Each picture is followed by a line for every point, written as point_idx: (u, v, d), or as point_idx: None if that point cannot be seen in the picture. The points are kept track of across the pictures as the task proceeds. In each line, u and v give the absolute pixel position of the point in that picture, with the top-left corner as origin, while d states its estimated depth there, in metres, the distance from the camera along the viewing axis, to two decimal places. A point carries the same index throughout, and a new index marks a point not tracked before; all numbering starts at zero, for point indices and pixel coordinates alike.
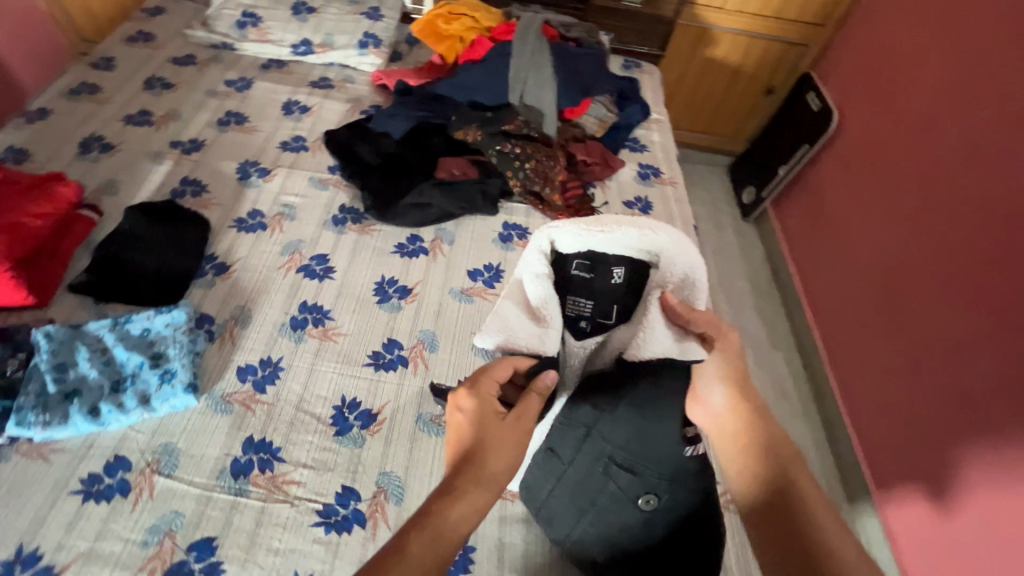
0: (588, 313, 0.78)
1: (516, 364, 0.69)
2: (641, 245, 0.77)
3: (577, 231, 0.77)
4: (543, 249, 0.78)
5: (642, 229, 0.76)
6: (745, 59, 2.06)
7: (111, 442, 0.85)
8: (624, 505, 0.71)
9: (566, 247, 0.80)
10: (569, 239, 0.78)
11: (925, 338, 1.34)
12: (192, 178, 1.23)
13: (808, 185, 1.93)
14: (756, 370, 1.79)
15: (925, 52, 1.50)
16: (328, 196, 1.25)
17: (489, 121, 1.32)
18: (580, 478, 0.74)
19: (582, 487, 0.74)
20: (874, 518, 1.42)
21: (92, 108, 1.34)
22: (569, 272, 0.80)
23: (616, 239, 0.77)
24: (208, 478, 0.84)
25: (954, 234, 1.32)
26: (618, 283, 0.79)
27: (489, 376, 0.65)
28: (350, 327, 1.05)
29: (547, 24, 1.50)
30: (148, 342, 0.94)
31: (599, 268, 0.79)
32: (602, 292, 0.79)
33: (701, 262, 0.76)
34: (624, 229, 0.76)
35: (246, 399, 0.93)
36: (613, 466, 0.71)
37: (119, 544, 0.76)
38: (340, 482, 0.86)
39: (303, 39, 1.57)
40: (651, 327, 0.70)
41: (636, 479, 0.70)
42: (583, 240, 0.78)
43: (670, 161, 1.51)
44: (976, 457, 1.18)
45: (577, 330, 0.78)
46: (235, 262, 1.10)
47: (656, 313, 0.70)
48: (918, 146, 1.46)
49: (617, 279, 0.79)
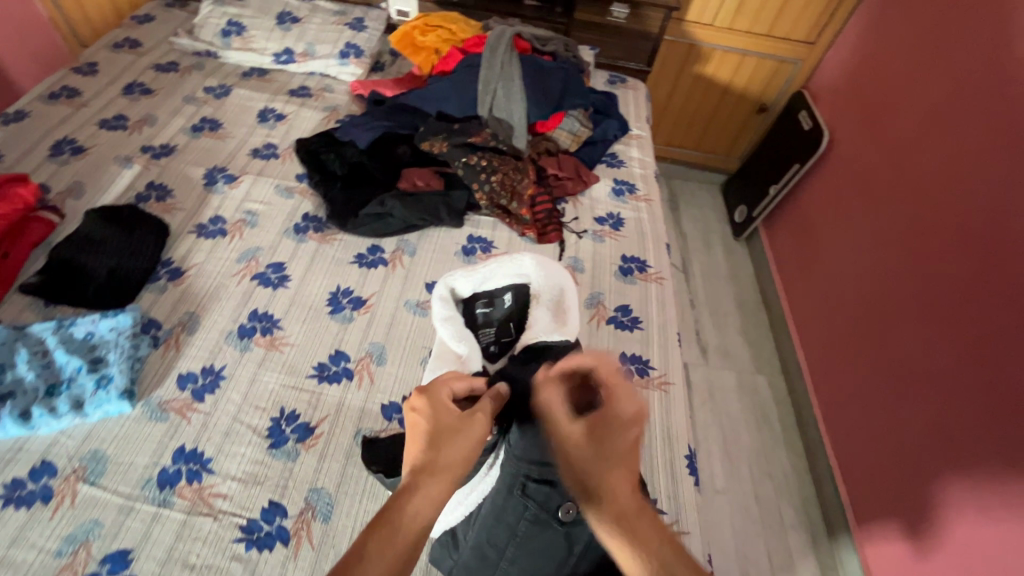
0: (493, 337, 0.84)
1: (473, 383, 0.63)
2: (519, 270, 0.85)
3: (469, 273, 0.83)
4: (443, 296, 0.82)
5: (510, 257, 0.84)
6: (735, 77, 2.04)
7: (40, 447, 0.85)
8: (546, 528, 0.66)
9: (463, 291, 0.84)
10: (463, 283, 0.83)
11: (907, 368, 1.29)
12: (159, 183, 1.24)
13: (798, 205, 1.89)
14: (738, 393, 1.74)
15: (916, 73, 1.46)
16: (292, 204, 1.25)
17: (455, 133, 1.33)
18: (500, 505, 0.67)
19: (499, 521, 0.67)
20: (853, 555, 1.36)
21: (69, 112, 1.36)
22: (471, 312, 0.85)
23: (496, 271, 0.85)
24: (133, 488, 0.82)
25: (937, 261, 1.27)
26: (510, 306, 0.86)
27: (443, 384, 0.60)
28: (299, 338, 1.03)
29: (518, 37, 1.47)
30: (89, 346, 0.94)
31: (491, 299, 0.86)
32: (500, 318, 0.85)
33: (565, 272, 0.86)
34: (497, 262, 0.84)
35: (182, 408, 0.91)
36: (529, 488, 0.66)
37: (33, 553, 0.75)
38: (268, 497, 0.83)
39: (285, 49, 1.59)
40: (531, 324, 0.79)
41: (553, 491, 0.66)
42: (469, 279, 0.84)
43: (647, 178, 1.48)
44: (956, 496, 1.12)
45: (490, 355, 0.83)
46: (190, 268, 1.10)
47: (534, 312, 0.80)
48: (906, 169, 1.42)
49: (508, 303, 0.85)
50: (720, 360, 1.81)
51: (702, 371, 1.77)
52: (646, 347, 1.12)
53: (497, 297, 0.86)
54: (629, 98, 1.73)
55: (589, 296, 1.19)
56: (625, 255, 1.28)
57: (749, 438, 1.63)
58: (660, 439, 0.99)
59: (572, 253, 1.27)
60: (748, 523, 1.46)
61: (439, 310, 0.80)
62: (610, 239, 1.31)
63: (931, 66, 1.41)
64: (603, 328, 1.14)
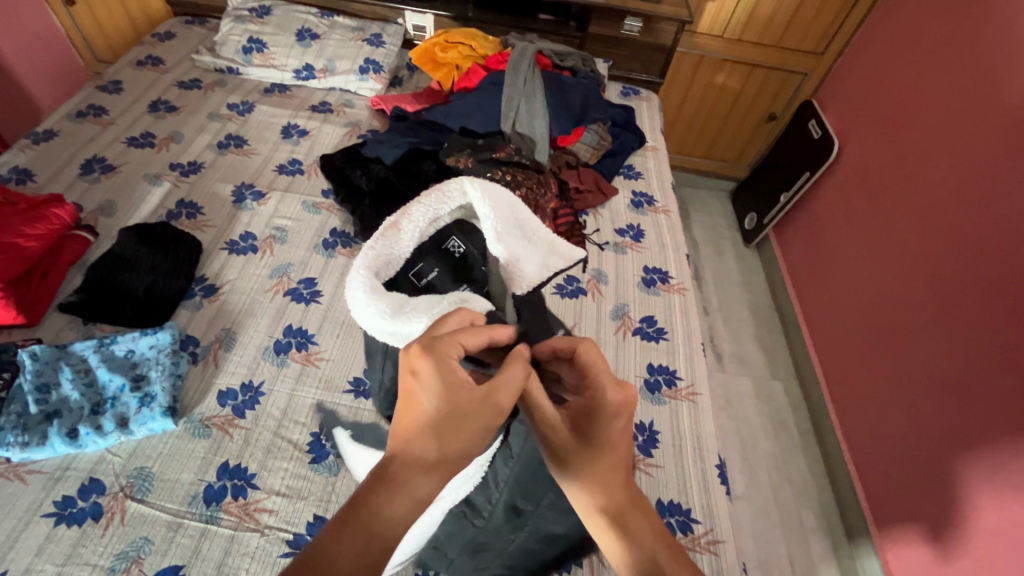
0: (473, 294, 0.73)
1: (492, 336, 0.52)
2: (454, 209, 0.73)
3: (397, 236, 0.68)
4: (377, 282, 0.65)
5: (435, 197, 0.71)
6: (745, 87, 2.07)
7: (87, 464, 0.86)
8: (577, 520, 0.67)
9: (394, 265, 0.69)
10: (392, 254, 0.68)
11: (923, 375, 1.31)
12: (189, 201, 1.26)
13: (809, 212, 1.91)
14: (754, 400, 1.75)
15: (924, 83, 1.49)
16: (320, 220, 1.27)
17: (481, 149, 1.35)
18: (517, 487, 0.67)
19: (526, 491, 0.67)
20: (874, 560, 1.37)
21: (97, 130, 1.39)
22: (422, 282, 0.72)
23: (426, 220, 0.71)
24: (180, 504, 0.83)
25: (951, 268, 1.29)
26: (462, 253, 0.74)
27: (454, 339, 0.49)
28: (333, 353, 1.05)
29: (540, 53, 1.53)
30: (131, 363, 0.95)
31: (431, 257, 0.73)
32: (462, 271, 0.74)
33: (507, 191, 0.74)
34: (423, 208, 0.71)
35: (224, 423, 0.93)
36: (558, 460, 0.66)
37: (87, 570, 0.76)
38: (312, 512, 0.85)
39: (306, 65, 1.62)
40: (516, 260, 0.71)
41: None
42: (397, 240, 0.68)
43: (664, 189, 1.51)
44: (982, 501, 1.13)
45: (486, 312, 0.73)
46: (224, 284, 1.12)
47: (517, 246, 0.71)
48: (917, 177, 1.44)
49: (459, 250, 0.74)
50: (735, 367, 1.83)
51: (717, 378, 1.79)
52: (672, 358, 1.14)
53: (438, 249, 0.73)
54: (643, 110, 1.77)
55: (614, 308, 1.21)
56: (647, 266, 1.30)
57: (766, 444, 1.65)
58: (691, 448, 1.00)
59: (595, 265, 1.29)
60: (768, 528, 1.48)
61: (384, 303, 0.63)
62: (631, 250, 1.33)
63: (940, 76, 1.44)
64: (629, 339, 1.16)
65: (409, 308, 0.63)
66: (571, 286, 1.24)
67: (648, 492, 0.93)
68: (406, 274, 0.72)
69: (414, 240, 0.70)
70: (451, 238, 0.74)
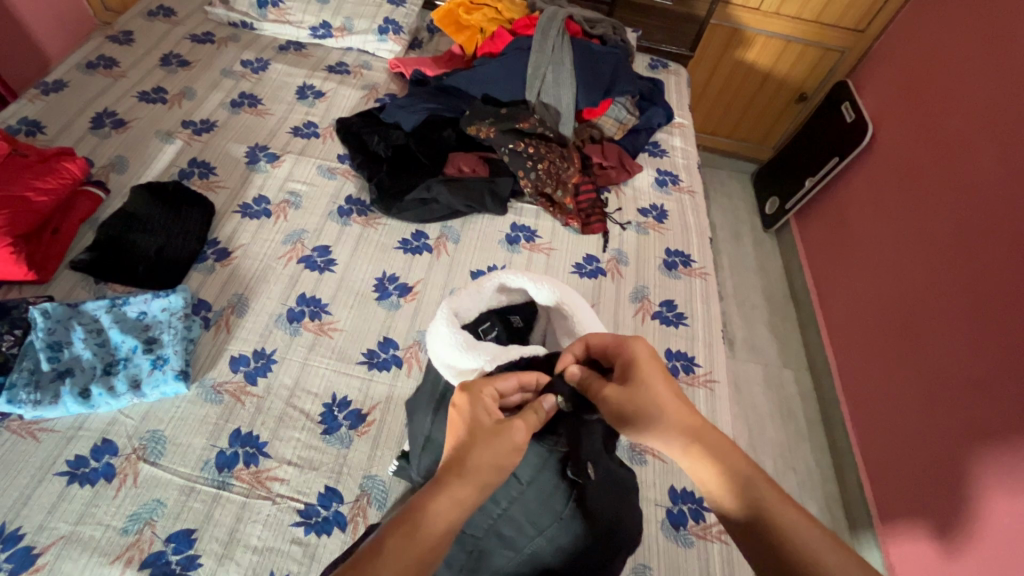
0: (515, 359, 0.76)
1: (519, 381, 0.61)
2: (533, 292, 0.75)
3: (473, 291, 0.73)
4: (450, 319, 0.69)
5: (530, 282, 0.74)
6: (777, 64, 1.98)
7: (100, 425, 0.86)
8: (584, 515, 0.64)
9: (467, 312, 0.74)
10: (469, 304, 0.73)
11: (940, 372, 1.27)
12: (201, 159, 1.23)
13: (833, 199, 1.84)
14: (764, 387, 1.74)
15: (969, 65, 1.40)
16: (335, 186, 1.24)
17: (503, 118, 1.30)
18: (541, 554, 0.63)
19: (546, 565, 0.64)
20: (875, 552, 1.36)
21: (107, 83, 1.34)
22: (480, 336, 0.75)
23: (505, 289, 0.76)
24: (192, 469, 0.83)
25: (979, 261, 1.24)
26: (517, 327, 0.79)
27: (488, 381, 0.58)
28: (348, 323, 1.03)
29: (570, 19, 1.46)
30: (143, 326, 0.94)
31: (499, 318, 0.78)
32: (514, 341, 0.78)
33: (573, 296, 0.73)
34: (513, 280, 0.74)
35: (235, 390, 0.92)
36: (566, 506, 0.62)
37: (100, 530, 0.76)
38: (324, 483, 0.84)
39: (323, 22, 1.55)
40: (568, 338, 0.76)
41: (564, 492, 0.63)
42: (464, 298, 0.73)
43: (690, 169, 1.46)
44: (994, 503, 1.10)
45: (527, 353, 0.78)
46: (237, 248, 1.10)
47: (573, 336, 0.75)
48: (953, 166, 1.37)
49: (516, 324, 0.79)
50: (747, 354, 1.81)
51: (728, 364, 1.77)
52: (692, 344, 1.11)
53: (507, 313, 0.79)
54: (670, 84, 1.71)
55: (634, 290, 1.18)
56: (669, 248, 1.27)
57: (774, 432, 1.64)
58: None
59: (616, 245, 1.25)
60: None
61: (452, 334, 0.68)
62: (654, 231, 1.29)
63: (992, 57, 1.34)
64: (648, 322, 1.13)
65: (481, 346, 0.68)
66: (589, 266, 1.20)
67: (661, 478, 0.92)
68: (473, 326, 0.75)
69: (485, 300, 0.75)
70: (517, 313, 0.80)
